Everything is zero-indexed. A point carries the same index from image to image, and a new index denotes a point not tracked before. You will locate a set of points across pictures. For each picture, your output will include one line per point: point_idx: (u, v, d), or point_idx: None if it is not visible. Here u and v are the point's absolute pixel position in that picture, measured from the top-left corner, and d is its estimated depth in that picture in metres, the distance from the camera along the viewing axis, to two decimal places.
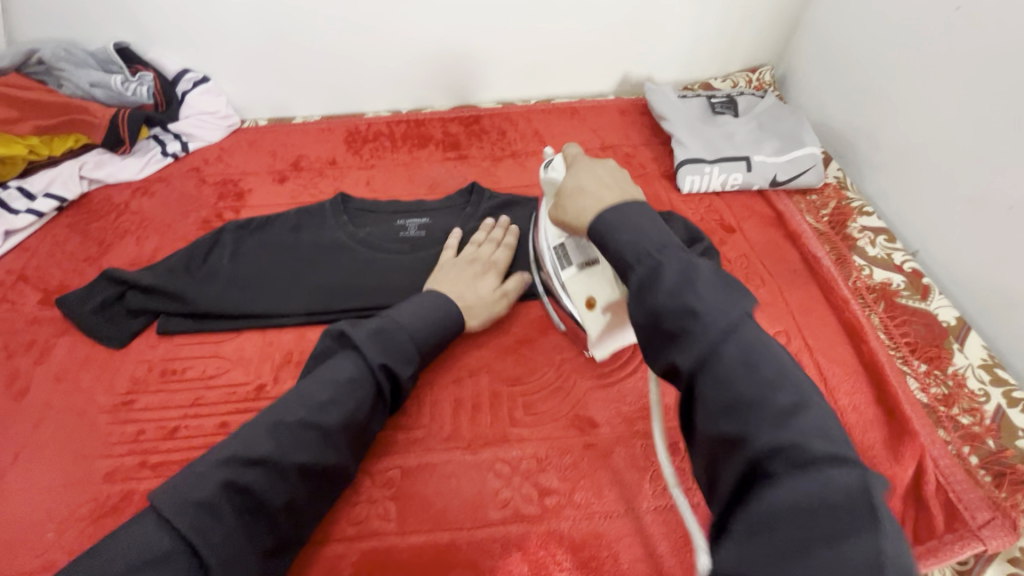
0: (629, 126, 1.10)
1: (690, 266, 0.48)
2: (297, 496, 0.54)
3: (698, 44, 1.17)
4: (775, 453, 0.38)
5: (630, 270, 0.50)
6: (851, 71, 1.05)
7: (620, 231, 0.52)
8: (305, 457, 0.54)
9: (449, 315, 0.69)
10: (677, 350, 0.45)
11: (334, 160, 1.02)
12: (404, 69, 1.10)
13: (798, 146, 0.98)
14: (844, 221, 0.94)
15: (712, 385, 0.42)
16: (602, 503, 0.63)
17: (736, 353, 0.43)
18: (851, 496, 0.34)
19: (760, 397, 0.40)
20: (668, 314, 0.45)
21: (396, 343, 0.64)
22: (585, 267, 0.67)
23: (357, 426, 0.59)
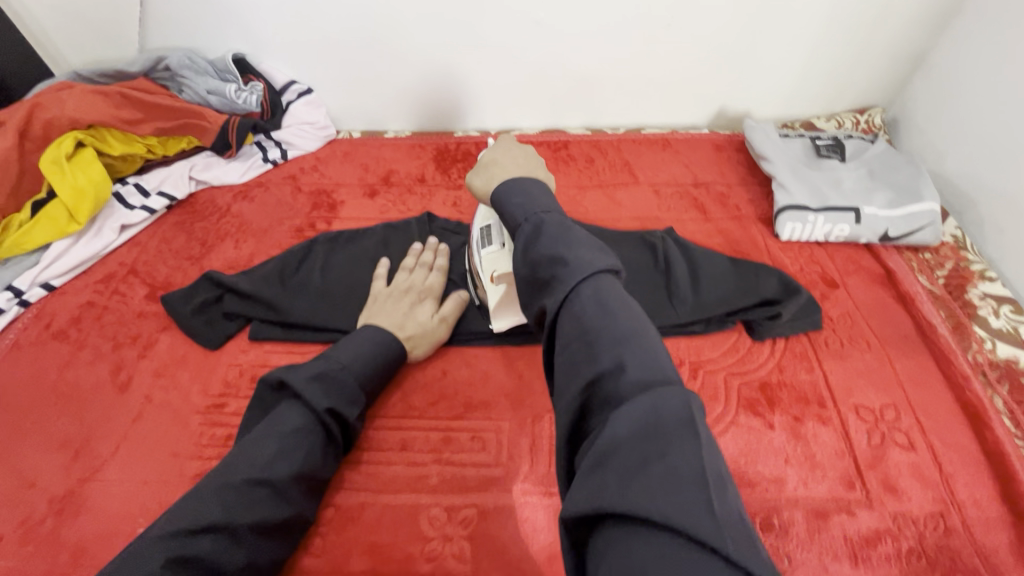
0: (724, 162, 1.06)
1: (566, 223, 0.50)
2: (255, 557, 0.52)
3: (803, 81, 1.11)
4: (616, 382, 0.38)
5: (520, 228, 0.52)
6: (977, 119, 0.97)
7: (513, 198, 0.56)
8: (255, 515, 0.52)
9: (394, 352, 0.69)
10: (545, 294, 0.44)
11: (423, 178, 1.03)
12: (498, 89, 1.11)
13: (914, 200, 0.91)
14: (962, 286, 0.87)
15: (569, 326, 0.42)
16: None
17: (590, 291, 0.42)
18: (679, 410, 0.35)
19: (606, 329, 0.40)
20: (544, 263, 0.46)
21: (342, 388, 0.63)
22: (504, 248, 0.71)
23: (310, 473, 0.58)
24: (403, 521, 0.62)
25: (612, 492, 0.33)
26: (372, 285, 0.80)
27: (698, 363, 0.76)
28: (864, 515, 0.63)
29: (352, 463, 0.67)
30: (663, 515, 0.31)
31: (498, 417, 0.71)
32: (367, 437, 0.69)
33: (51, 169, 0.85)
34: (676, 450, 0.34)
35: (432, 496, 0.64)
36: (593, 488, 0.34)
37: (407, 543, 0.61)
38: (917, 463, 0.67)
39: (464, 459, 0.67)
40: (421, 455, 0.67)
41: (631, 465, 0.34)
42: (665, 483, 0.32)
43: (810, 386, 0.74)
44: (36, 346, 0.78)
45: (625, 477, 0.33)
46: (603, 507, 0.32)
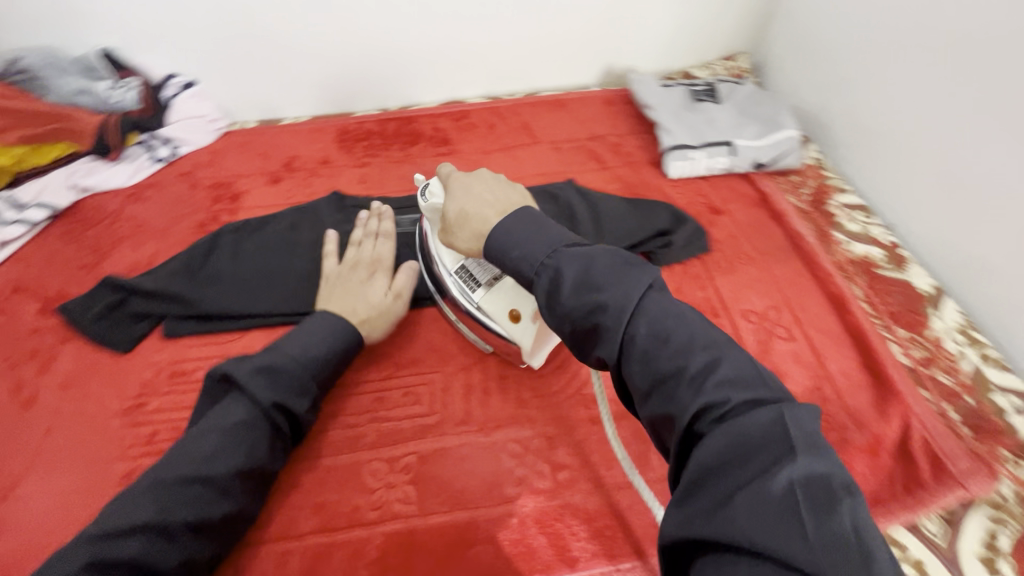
0: (614, 116, 1.13)
1: (587, 256, 0.49)
2: (191, 554, 0.52)
3: (676, 34, 1.20)
4: (700, 416, 0.39)
5: (534, 282, 0.51)
6: (821, 55, 1.09)
7: (511, 248, 0.52)
8: (189, 512, 0.52)
9: (343, 341, 0.68)
10: (599, 343, 0.47)
11: (327, 160, 1.03)
12: (391, 65, 1.11)
13: (776, 129, 1.02)
14: (823, 200, 0.99)
15: (636, 370, 0.44)
16: (612, 475, 0.66)
17: (647, 330, 0.44)
18: (772, 431, 0.36)
19: (677, 366, 0.42)
20: (580, 314, 0.47)
21: (288, 380, 0.63)
22: (493, 285, 0.69)
23: (253, 468, 0.58)
24: (345, 480, 0.64)
25: (705, 521, 0.34)
26: (324, 265, 0.79)
27: None
28: None
29: None
30: (759, 539, 0.32)
31: (428, 371, 0.74)
32: None
33: None
34: (770, 472, 0.34)
35: (373, 451, 0.66)
36: (688, 516, 0.36)
37: (351, 497, 0.63)
38: (796, 350, 0.78)
39: (399, 414, 0.70)
40: (358, 417, 0.69)
41: (722, 494, 0.35)
42: (758, 506, 0.33)
43: (705, 301, 0.83)
44: None
45: (718, 505, 0.35)
46: (698, 534, 0.35)
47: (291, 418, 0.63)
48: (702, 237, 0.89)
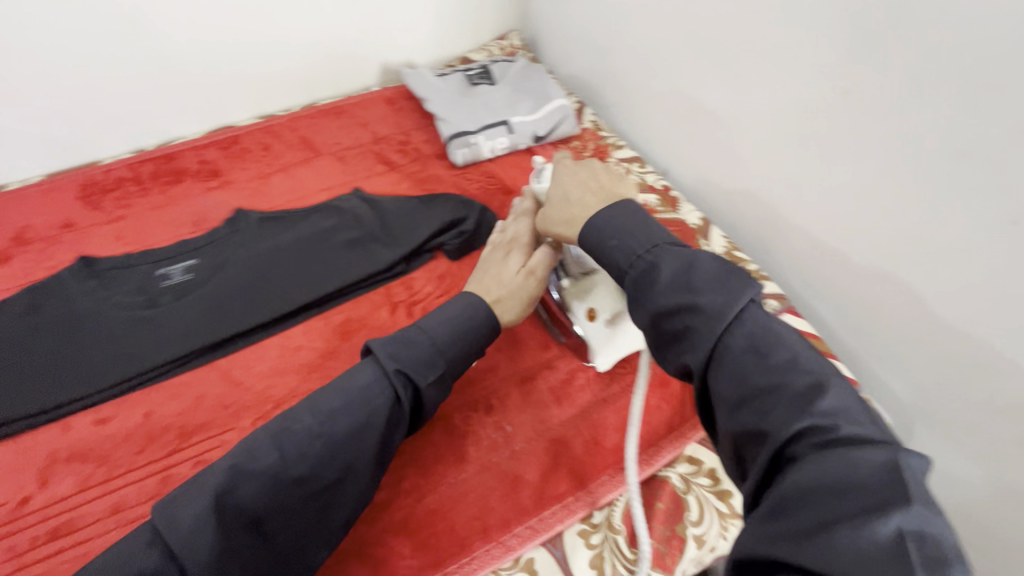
0: (398, 114, 1.11)
1: (689, 256, 0.49)
2: (297, 511, 0.52)
3: (443, 22, 1.20)
4: (802, 437, 0.38)
5: (626, 275, 0.52)
6: (576, 24, 1.15)
7: (608, 237, 0.54)
8: (306, 466, 0.52)
9: (477, 312, 0.64)
10: (683, 350, 0.46)
11: (70, 222, 0.89)
12: (130, 101, 0.99)
13: (547, 101, 1.07)
14: (603, 158, 1.06)
15: (724, 381, 0.43)
16: (430, 481, 0.65)
17: (744, 342, 0.44)
18: (889, 470, 0.33)
19: (776, 384, 0.41)
20: (671, 313, 0.47)
21: (418, 350, 0.60)
22: (584, 277, 0.71)
23: (371, 438, 0.55)
24: None
25: (787, 544, 0.32)
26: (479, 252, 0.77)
27: (410, 301, 0.82)
28: (561, 364, 0.76)
29: (52, 555, 0.59)
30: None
31: (222, 431, 0.69)
32: (71, 519, 0.61)
33: None
34: (877, 512, 0.31)
35: None
36: (768, 532, 0.34)
37: None
38: None
39: None
40: (143, 507, 0.62)
41: (812, 521, 0.32)
42: (858, 545, 0.30)
43: None
44: None
45: (805, 532, 0.32)
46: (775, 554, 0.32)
47: (416, 391, 0.60)
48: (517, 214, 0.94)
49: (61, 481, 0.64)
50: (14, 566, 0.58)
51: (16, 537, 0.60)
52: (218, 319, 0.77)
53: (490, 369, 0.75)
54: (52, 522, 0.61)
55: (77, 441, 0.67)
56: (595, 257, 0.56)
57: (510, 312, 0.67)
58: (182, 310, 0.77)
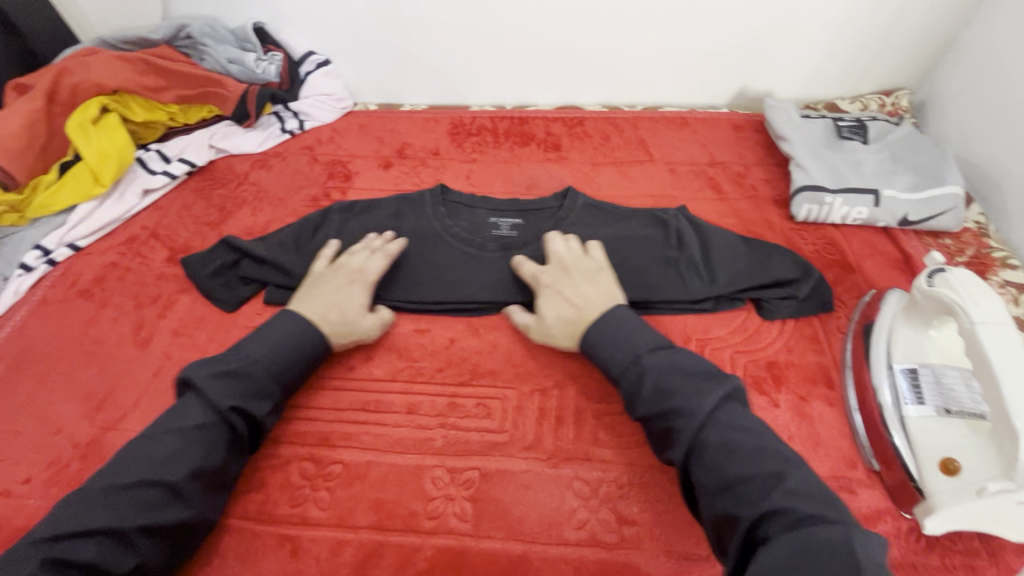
0: (742, 142, 1.04)
1: (669, 364, 0.59)
2: (148, 558, 0.52)
3: (828, 62, 1.07)
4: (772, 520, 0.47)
5: (619, 382, 0.62)
6: (1009, 105, 0.92)
7: (602, 347, 0.65)
8: (147, 517, 0.52)
9: (306, 342, 0.67)
10: (671, 445, 0.56)
11: (437, 151, 1.04)
12: (511, 63, 1.08)
13: (937, 184, 0.89)
14: (983, 272, 0.85)
15: (705, 471, 0.52)
16: (684, 543, 0.60)
17: (717, 438, 0.53)
18: (841, 546, 0.43)
19: (747, 472, 0.50)
20: (659, 416, 0.57)
21: (248, 382, 0.61)
22: (945, 414, 0.62)
23: (208, 473, 0.57)
24: (407, 481, 0.64)
25: None
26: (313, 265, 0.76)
27: (705, 340, 0.76)
28: (866, 494, 0.63)
29: (358, 424, 0.68)
30: None
31: (505, 385, 0.71)
32: (377, 402, 0.70)
33: (75, 133, 0.89)
34: None
35: (435, 458, 0.66)
36: None
37: (411, 501, 0.63)
38: None
39: (469, 424, 0.68)
40: (428, 420, 0.69)
41: None
42: None
43: (819, 366, 0.73)
44: (61, 303, 0.82)
45: None
46: None
47: (253, 420, 0.62)
48: (863, 298, 0.80)
49: (377, 365, 0.74)
50: (332, 418, 0.69)
51: (339, 395, 0.71)
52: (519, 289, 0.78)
53: None
54: (362, 398, 0.71)
55: (397, 338, 0.76)
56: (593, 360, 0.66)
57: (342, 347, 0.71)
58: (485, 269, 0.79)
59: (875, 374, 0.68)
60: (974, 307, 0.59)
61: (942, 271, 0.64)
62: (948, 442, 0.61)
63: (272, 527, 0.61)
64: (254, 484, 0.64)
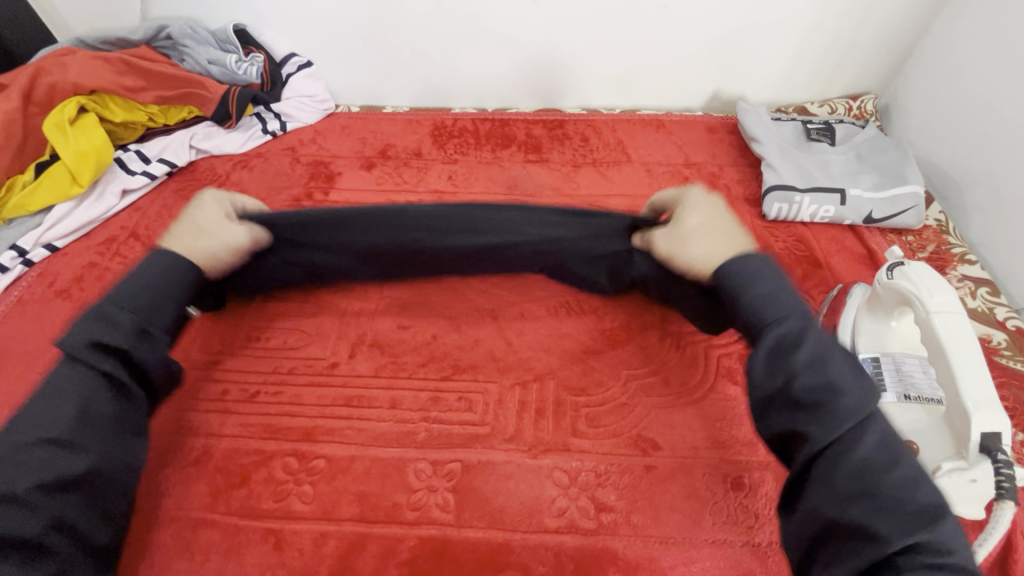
0: (717, 144, 1.07)
1: (831, 351, 0.54)
2: (59, 512, 0.51)
3: (796, 66, 1.11)
4: (911, 550, 0.44)
5: (766, 326, 0.57)
6: (967, 109, 0.96)
7: (755, 286, 0.59)
8: (33, 477, 0.51)
9: (169, 261, 0.64)
10: (812, 425, 0.51)
11: (420, 152, 1.06)
12: (493, 66, 1.10)
13: (898, 183, 0.93)
14: (943, 267, 0.89)
15: (848, 470, 0.48)
16: (660, 528, 0.62)
17: (877, 447, 0.49)
18: None
19: (900, 492, 0.46)
20: (810, 393, 0.52)
21: (108, 322, 0.58)
22: (905, 400, 0.65)
23: (90, 416, 0.55)
24: (390, 473, 0.65)
25: None
26: None
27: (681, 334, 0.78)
28: None
29: (341, 419, 0.69)
30: None
31: (486, 379, 0.73)
32: (361, 396, 0.71)
33: (53, 133, 0.88)
34: None
35: (418, 451, 0.67)
36: None
37: (393, 493, 0.64)
38: None
39: (451, 418, 0.69)
40: (411, 413, 0.70)
41: None
42: None
43: None
44: (38, 303, 0.81)
45: None
46: None
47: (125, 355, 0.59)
48: (829, 292, 0.84)
49: (361, 361, 0.75)
50: (316, 413, 0.70)
51: (323, 390, 0.72)
52: None
53: (753, 445, 0.68)
54: (346, 393, 0.71)
55: (380, 333, 0.77)
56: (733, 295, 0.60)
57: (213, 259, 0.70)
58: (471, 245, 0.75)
59: None
60: (930, 297, 0.62)
61: (901, 265, 0.67)
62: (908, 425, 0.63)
63: (254, 521, 0.62)
64: (237, 479, 0.65)
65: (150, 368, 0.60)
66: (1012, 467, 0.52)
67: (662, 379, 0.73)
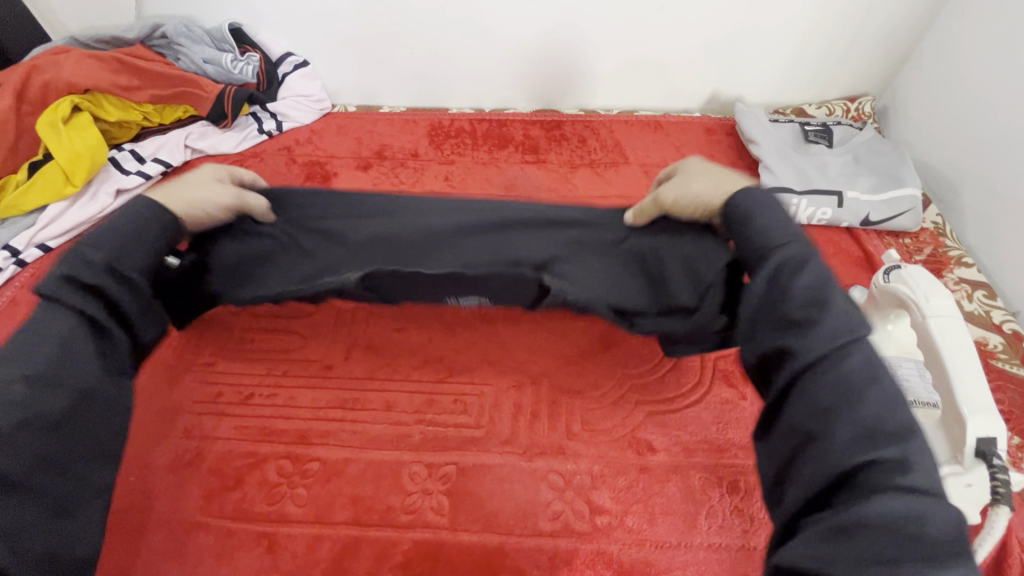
0: (714, 145, 1.07)
1: (823, 274, 0.50)
2: (43, 454, 0.47)
3: (794, 66, 1.10)
4: (879, 467, 0.41)
5: (762, 258, 0.53)
6: (965, 111, 0.96)
7: (755, 219, 0.55)
8: (23, 410, 0.46)
9: (151, 210, 0.58)
10: (797, 344, 0.47)
11: (416, 152, 1.05)
12: (491, 66, 1.10)
13: (896, 186, 0.93)
14: (939, 269, 0.89)
15: (825, 387, 0.45)
16: (655, 532, 0.61)
17: (861, 366, 0.45)
18: (949, 529, 0.38)
19: (877, 409, 0.43)
20: (795, 313, 0.48)
21: (93, 254, 0.53)
22: None
23: (80, 351, 0.50)
24: (384, 476, 0.65)
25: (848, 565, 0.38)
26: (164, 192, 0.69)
27: None
28: None
29: (336, 422, 0.69)
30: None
31: (482, 382, 0.72)
32: (357, 399, 0.71)
33: (46, 133, 0.88)
34: (940, 562, 0.37)
35: (413, 454, 0.66)
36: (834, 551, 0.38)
37: (388, 496, 0.63)
38: None
39: (446, 420, 0.69)
40: (406, 416, 0.69)
41: (879, 552, 0.37)
42: None
43: None
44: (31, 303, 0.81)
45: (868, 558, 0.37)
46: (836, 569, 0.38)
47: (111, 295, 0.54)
48: None
49: (356, 364, 0.74)
50: (311, 415, 0.70)
51: (318, 393, 0.71)
52: None
53: (748, 448, 0.68)
54: (340, 395, 0.71)
55: (376, 335, 0.77)
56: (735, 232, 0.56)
57: (193, 208, 0.62)
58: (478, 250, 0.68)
59: None
60: (925, 302, 0.62)
61: (898, 267, 0.67)
62: None
63: (248, 524, 0.61)
64: (230, 482, 0.64)
65: (141, 308, 0.56)
66: (1007, 472, 0.52)
67: (658, 382, 0.73)
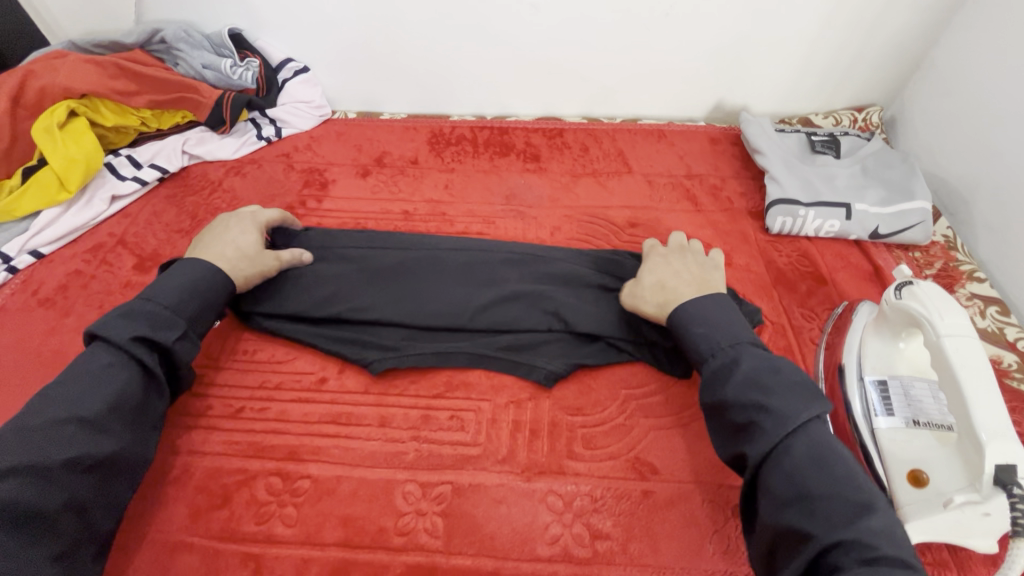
0: (719, 155, 1.06)
1: (766, 362, 0.58)
2: (81, 491, 0.53)
3: (801, 76, 1.09)
4: (844, 549, 0.45)
5: (705, 361, 0.61)
6: (977, 123, 0.94)
7: (695, 324, 0.64)
8: (72, 450, 0.53)
9: (208, 279, 0.67)
10: (748, 440, 0.54)
11: (416, 160, 1.04)
12: (492, 73, 1.09)
13: (905, 199, 0.91)
14: (951, 285, 0.87)
15: (782, 476, 0.51)
16: (657, 558, 0.59)
17: (805, 449, 0.51)
18: None
19: (828, 491, 0.49)
20: (742, 408, 0.55)
21: (148, 317, 0.62)
22: (912, 425, 0.63)
23: (128, 406, 0.58)
24: (377, 495, 0.63)
25: None
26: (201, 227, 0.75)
27: None
28: None
29: (328, 439, 0.67)
30: None
31: (479, 398, 0.70)
32: (350, 413, 0.69)
33: (41, 137, 0.86)
34: None
35: (407, 472, 0.64)
36: None
37: (380, 517, 0.61)
38: None
39: (442, 437, 0.67)
40: (400, 433, 0.67)
41: None
42: None
43: None
44: (21, 312, 0.79)
45: None
46: None
47: (163, 351, 0.62)
48: (835, 310, 0.81)
49: (350, 376, 0.72)
50: (302, 430, 0.68)
51: (310, 407, 0.69)
52: (492, 291, 0.75)
53: None
54: (333, 410, 0.69)
55: None
56: (677, 335, 0.65)
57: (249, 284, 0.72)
58: (473, 289, 0.76)
59: (845, 387, 0.69)
60: (940, 320, 0.60)
61: (910, 284, 0.65)
62: (916, 454, 0.61)
63: (236, 544, 0.59)
64: (218, 500, 0.62)
65: (186, 366, 0.64)
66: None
67: (661, 400, 0.70)
